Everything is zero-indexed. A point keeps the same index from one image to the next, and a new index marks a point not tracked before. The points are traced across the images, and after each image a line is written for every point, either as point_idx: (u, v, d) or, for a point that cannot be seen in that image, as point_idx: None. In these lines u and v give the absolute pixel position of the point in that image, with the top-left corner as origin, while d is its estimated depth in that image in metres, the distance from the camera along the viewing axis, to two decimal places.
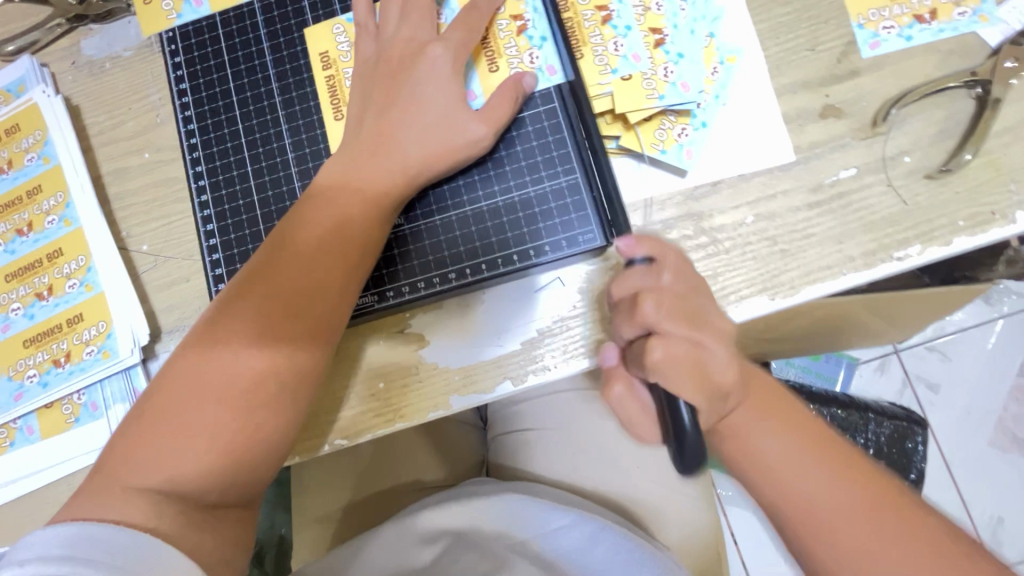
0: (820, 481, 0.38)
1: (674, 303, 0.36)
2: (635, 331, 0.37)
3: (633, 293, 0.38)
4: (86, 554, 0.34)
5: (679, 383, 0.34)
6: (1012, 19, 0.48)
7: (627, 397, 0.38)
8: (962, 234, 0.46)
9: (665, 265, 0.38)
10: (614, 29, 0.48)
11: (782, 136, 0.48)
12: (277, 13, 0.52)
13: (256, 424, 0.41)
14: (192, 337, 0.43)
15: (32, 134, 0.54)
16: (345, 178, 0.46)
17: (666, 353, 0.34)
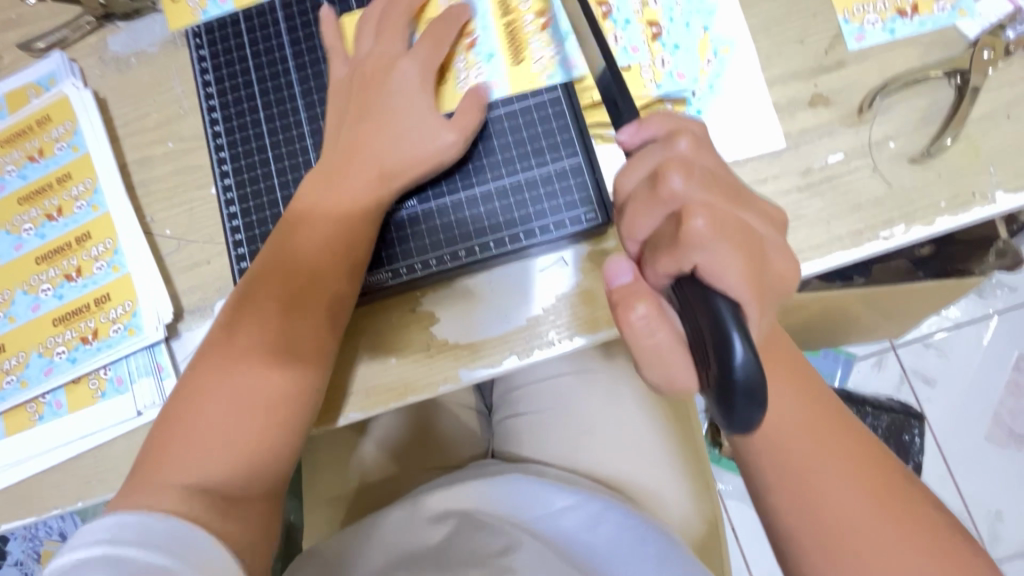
0: (823, 455, 0.40)
1: (699, 176, 0.33)
2: (657, 218, 0.34)
3: (653, 173, 0.34)
4: (124, 536, 0.37)
5: (726, 258, 0.30)
6: (989, 13, 0.51)
7: (655, 316, 0.32)
8: (944, 214, 0.49)
9: (678, 136, 0.35)
10: (613, 22, 0.51)
11: (773, 122, 0.51)
12: (296, 9, 0.55)
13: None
14: (226, 315, 0.46)
15: (62, 125, 0.57)
16: (362, 162, 0.49)
17: (710, 224, 0.31)
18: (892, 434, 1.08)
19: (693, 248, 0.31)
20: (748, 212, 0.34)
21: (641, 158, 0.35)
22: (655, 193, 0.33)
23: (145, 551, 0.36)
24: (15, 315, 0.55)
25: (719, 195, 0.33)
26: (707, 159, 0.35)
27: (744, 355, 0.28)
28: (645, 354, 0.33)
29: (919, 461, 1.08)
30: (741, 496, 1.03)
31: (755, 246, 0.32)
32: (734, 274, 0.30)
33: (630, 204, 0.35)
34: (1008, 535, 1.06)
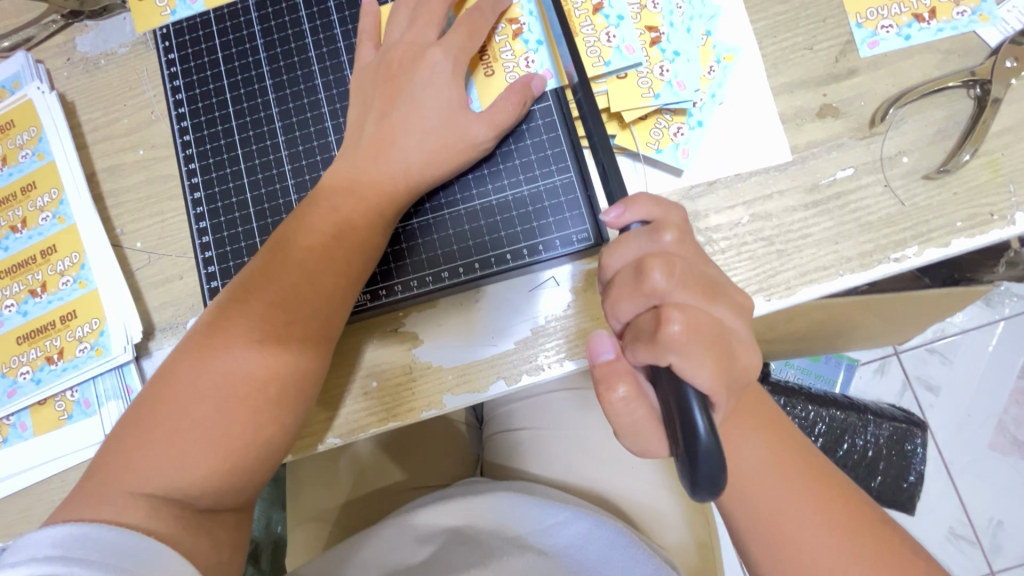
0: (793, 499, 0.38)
1: (682, 272, 0.32)
2: (636, 307, 0.32)
3: (636, 261, 0.33)
4: (80, 554, 0.33)
5: (700, 362, 0.29)
6: (1012, 18, 0.47)
7: (631, 398, 0.32)
8: (960, 235, 0.46)
9: (664, 227, 0.34)
10: (606, 19, 0.47)
11: (779, 135, 0.48)
12: (272, 10, 0.52)
13: (245, 424, 0.41)
14: (189, 338, 0.43)
15: (27, 130, 0.54)
16: (341, 178, 0.45)
17: (686, 328, 0.30)
18: (894, 443, 1.05)
19: (669, 348, 0.30)
20: (726, 309, 0.33)
21: (625, 243, 0.34)
22: (636, 287, 0.32)
23: (103, 570, 0.33)
24: None
25: (700, 291, 0.32)
26: (692, 252, 0.34)
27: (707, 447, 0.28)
28: (621, 425, 0.34)
29: (922, 470, 1.05)
30: None
31: (728, 345, 0.32)
32: (705, 379, 0.30)
33: (612, 288, 0.34)
34: (1011, 548, 1.04)
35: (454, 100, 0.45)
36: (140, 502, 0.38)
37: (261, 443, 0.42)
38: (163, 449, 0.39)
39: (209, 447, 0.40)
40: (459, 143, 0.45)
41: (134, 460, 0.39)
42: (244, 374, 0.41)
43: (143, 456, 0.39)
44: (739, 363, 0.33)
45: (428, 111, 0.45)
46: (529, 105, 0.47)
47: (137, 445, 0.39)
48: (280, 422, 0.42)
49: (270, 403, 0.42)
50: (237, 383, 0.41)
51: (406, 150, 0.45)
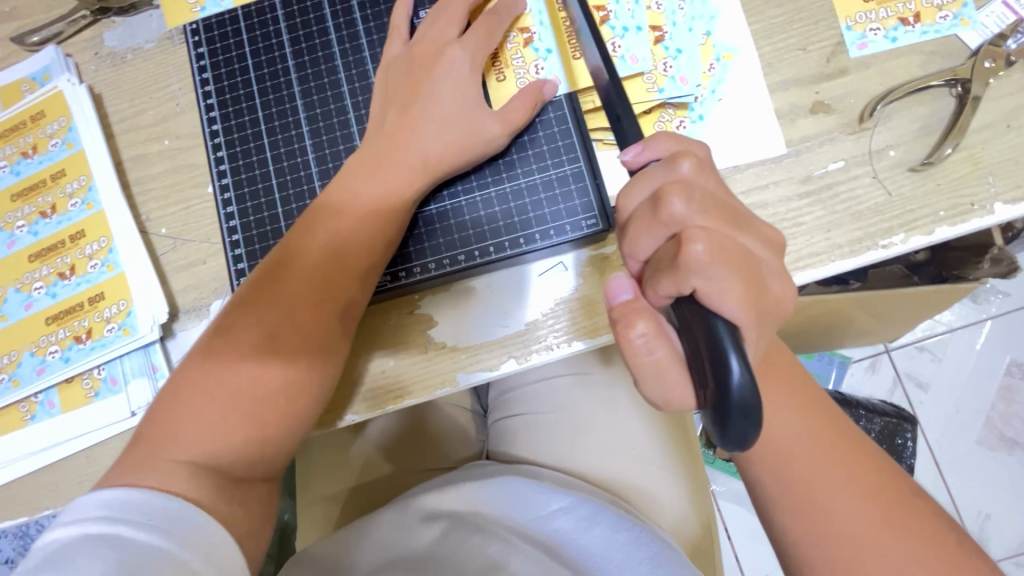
0: (816, 457, 0.41)
1: (701, 199, 0.32)
2: (656, 241, 0.34)
3: (654, 194, 0.34)
4: (127, 517, 0.36)
5: (724, 283, 0.30)
6: (990, 23, 0.51)
7: (653, 336, 0.32)
8: (943, 224, 0.49)
9: (682, 157, 0.35)
10: (612, 30, 0.50)
11: (774, 129, 0.51)
12: (297, 8, 0.54)
13: (274, 396, 0.43)
14: (221, 316, 0.45)
15: (57, 120, 0.57)
16: (365, 166, 0.48)
17: (709, 250, 0.31)
18: (885, 437, 1.07)
19: (692, 272, 0.30)
20: (749, 235, 0.34)
21: (646, 178, 0.35)
22: (654, 216, 0.33)
23: (150, 534, 0.36)
24: (7, 313, 0.54)
25: (721, 218, 0.33)
26: (711, 180, 0.35)
27: (740, 375, 0.28)
28: (644, 370, 0.33)
29: (911, 463, 1.08)
30: (734, 497, 1.04)
31: (754, 272, 0.32)
32: (732, 297, 0.30)
33: (631, 226, 0.35)
34: (998, 538, 1.07)
35: (471, 93, 0.48)
36: (177, 466, 0.40)
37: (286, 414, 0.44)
38: (196, 418, 0.41)
39: (241, 416, 0.42)
40: (475, 133, 0.48)
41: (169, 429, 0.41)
42: (275, 348, 0.43)
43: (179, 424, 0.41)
44: (768, 292, 0.34)
45: (446, 104, 0.48)
46: (542, 108, 0.50)
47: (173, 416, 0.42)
48: (305, 396, 0.45)
49: (299, 379, 0.44)
50: (266, 356, 0.43)
51: (426, 139, 0.48)
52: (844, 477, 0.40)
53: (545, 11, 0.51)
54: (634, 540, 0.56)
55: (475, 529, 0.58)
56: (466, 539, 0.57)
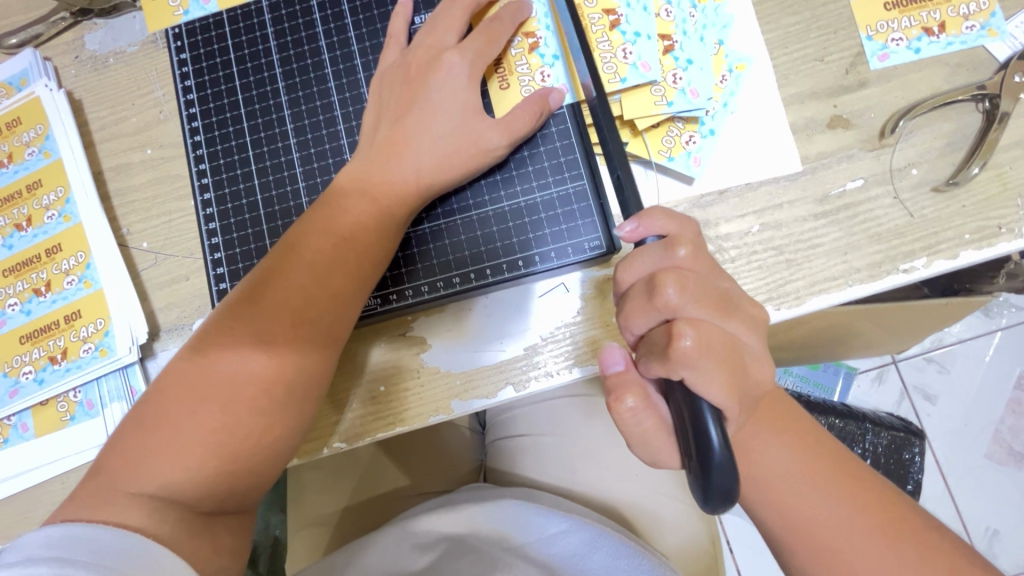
0: (823, 500, 0.38)
1: (695, 288, 0.32)
2: (649, 322, 0.33)
3: (650, 273, 0.34)
4: (74, 554, 0.33)
5: (711, 376, 0.31)
6: (1020, 34, 0.48)
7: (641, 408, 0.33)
8: (968, 247, 0.46)
9: (679, 241, 0.34)
10: (623, 35, 0.47)
11: (789, 145, 0.48)
12: (285, 12, 0.52)
13: (252, 430, 0.40)
14: (194, 340, 0.42)
15: (34, 128, 0.54)
16: (356, 182, 0.45)
17: (696, 343, 0.31)
18: (892, 451, 1.04)
19: (683, 363, 0.30)
20: (737, 321, 0.33)
21: (641, 257, 0.34)
22: (650, 302, 0.33)
23: (97, 573, 0.32)
24: None
25: (712, 306, 0.33)
26: (706, 265, 0.34)
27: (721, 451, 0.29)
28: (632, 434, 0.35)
29: (919, 479, 1.05)
30: (737, 513, 1.01)
31: (739, 359, 0.32)
32: (717, 388, 0.30)
33: (628, 301, 0.34)
34: (1006, 557, 1.04)
35: (468, 105, 0.45)
36: (148, 505, 0.37)
37: (268, 446, 0.41)
38: (166, 455, 0.38)
39: (219, 450, 0.39)
40: (472, 148, 0.45)
41: (140, 462, 0.38)
42: (256, 377, 0.41)
43: (149, 459, 0.38)
44: (751, 377, 0.33)
45: (441, 117, 0.45)
46: (546, 121, 0.47)
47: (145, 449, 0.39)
48: (286, 428, 0.42)
49: (279, 411, 0.41)
50: (246, 384, 0.41)
51: (419, 153, 0.45)
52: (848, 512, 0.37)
53: (552, 15, 0.48)
54: (637, 568, 0.53)
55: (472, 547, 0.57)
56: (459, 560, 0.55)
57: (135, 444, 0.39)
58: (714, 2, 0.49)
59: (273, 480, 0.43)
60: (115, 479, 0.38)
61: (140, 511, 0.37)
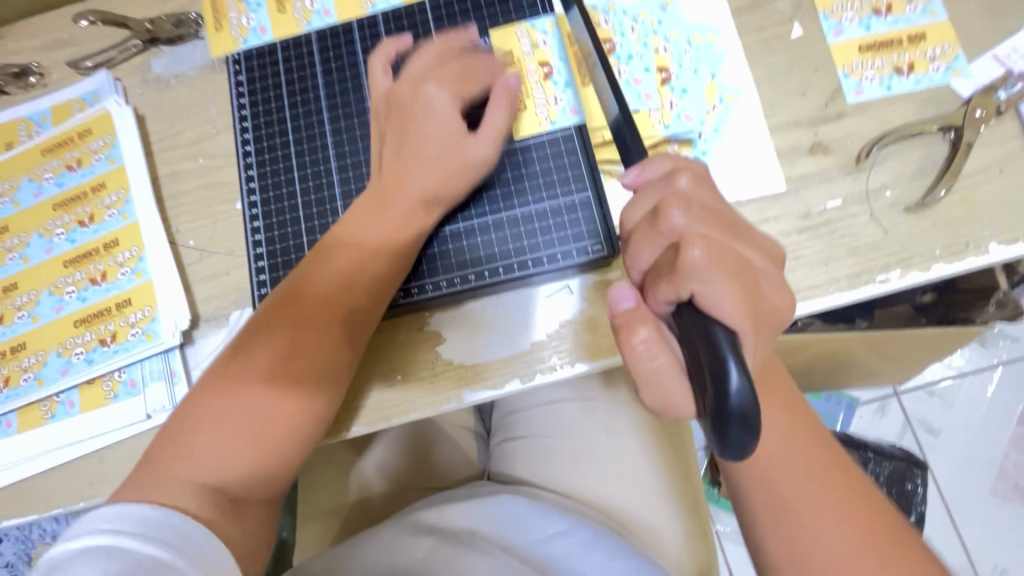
0: (805, 491, 0.41)
1: (699, 209, 0.33)
2: (657, 251, 0.33)
3: (654, 206, 0.34)
4: (131, 530, 0.38)
5: (723, 288, 0.29)
6: (982, 74, 0.54)
7: (654, 343, 0.31)
8: (939, 261, 0.50)
9: (679, 171, 0.34)
10: (619, 58, 0.55)
11: (774, 167, 0.53)
12: (331, 42, 0.59)
13: (290, 414, 0.45)
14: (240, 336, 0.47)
15: (102, 138, 0.61)
16: (372, 206, 0.50)
17: (706, 255, 0.30)
18: (894, 481, 1.06)
19: (692, 277, 0.30)
20: (746, 244, 0.33)
21: (644, 196, 0.34)
22: (654, 226, 0.33)
23: (153, 547, 0.37)
24: (38, 315, 0.57)
25: (718, 226, 0.33)
26: (709, 193, 0.34)
27: (739, 382, 0.27)
28: (645, 377, 0.31)
29: (922, 511, 1.06)
30: (738, 537, 1.02)
31: (750, 278, 0.32)
32: (729, 303, 0.29)
33: (632, 237, 0.35)
34: None
35: (454, 129, 0.50)
36: (193, 486, 0.41)
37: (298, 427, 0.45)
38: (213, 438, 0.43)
39: (252, 438, 0.44)
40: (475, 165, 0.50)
41: (192, 448, 0.43)
42: (282, 372, 0.45)
43: (196, 448, 0.43)
44: (765, 298, 0.33)
45: (430, 141, 0.50)
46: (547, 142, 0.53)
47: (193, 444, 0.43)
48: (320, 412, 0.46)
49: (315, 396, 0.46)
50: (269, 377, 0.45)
51: (421, 175, 0.50)
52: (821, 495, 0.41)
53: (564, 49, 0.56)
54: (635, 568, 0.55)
55: (467, 540, 0.57)
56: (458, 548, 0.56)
57: (185, 435, 0.44)
58: (708, 41, 0.56)
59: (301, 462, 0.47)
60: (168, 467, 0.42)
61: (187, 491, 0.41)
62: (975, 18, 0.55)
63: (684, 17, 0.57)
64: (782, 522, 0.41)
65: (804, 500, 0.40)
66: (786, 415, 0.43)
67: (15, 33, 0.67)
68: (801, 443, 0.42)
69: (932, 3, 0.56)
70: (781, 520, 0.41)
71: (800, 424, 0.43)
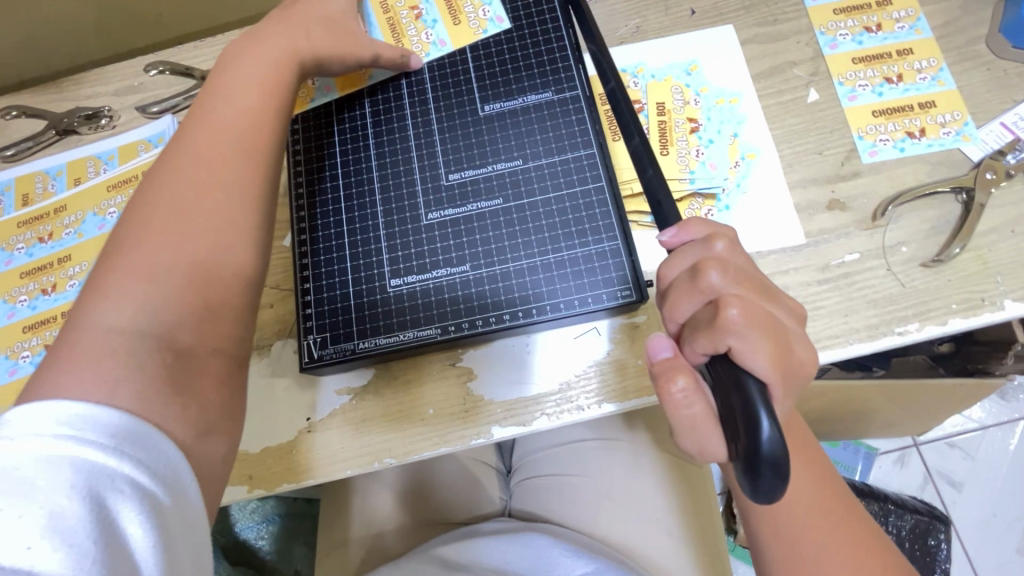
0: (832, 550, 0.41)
1: (735, 271, 0.35)
2: (695, 306, 0.35)
3: (692, 265, 0.36)
4: (132, 451, 0.32)
5: (756, 343, 0.32)
6: (990, 139, 0.57)
7: (692, 392, 0.32)
8: (956, 315, 0.52)
9: (716, 236, 0.37)
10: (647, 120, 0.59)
11: (794, 221, 0.56)
12: (379, 84, 0.61)
13: (222, 221, 0.42)
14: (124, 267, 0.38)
15: None
16: (216, 89, 0.48)
17: (742, 313, 0.32)
18: (917, 536, 1.03)
19: (728, 331, 0.32)
20: (776, 305, 0.35)
21: (681, 255, 0.37)
22: (693, 284, 0.35)
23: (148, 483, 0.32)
24: None
25: (752, 288, 0.35)
26: (743, 258, 0.37)
27: (771, 432, 0.28)
28: (681, 422, 0.33)
29: (947, 569, 1.03)
30: None
31: (781, 337, 0.34)
32: (763, 358, 0.31)
33: (671, 290, 0.37)
34: None
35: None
36: (118, 346, 0.35)
37: (249, 221, 0.43)
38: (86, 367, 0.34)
39: (183, 319, 0.39)
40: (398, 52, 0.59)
41: (105, 295, 0.37)
42: (191, 296, 0.39)
43: (105, 313, 0.36)
44: (792, 356, 0.34)
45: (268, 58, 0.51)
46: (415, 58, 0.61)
47: (148, 238, 0.40)
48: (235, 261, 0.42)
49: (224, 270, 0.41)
50: (223, 223, 0.42)
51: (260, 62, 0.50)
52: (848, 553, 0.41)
53: None
54: None
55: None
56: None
57: (107, 269, 0.38)
58: (730, 103, 0.60)
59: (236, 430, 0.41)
60: (84, 323, 0.36)
61: (124, 364, 0.35)
62: (983, 88, 0.59)
63: (709, 81, 0.61)
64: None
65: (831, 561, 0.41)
66: (809, 472, 0.44)
67: (90, 79, 0.73)
68: (819, 496, 0.43)
69: (942, 73, 0.60)
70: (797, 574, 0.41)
71: (821, 477, 0.44)
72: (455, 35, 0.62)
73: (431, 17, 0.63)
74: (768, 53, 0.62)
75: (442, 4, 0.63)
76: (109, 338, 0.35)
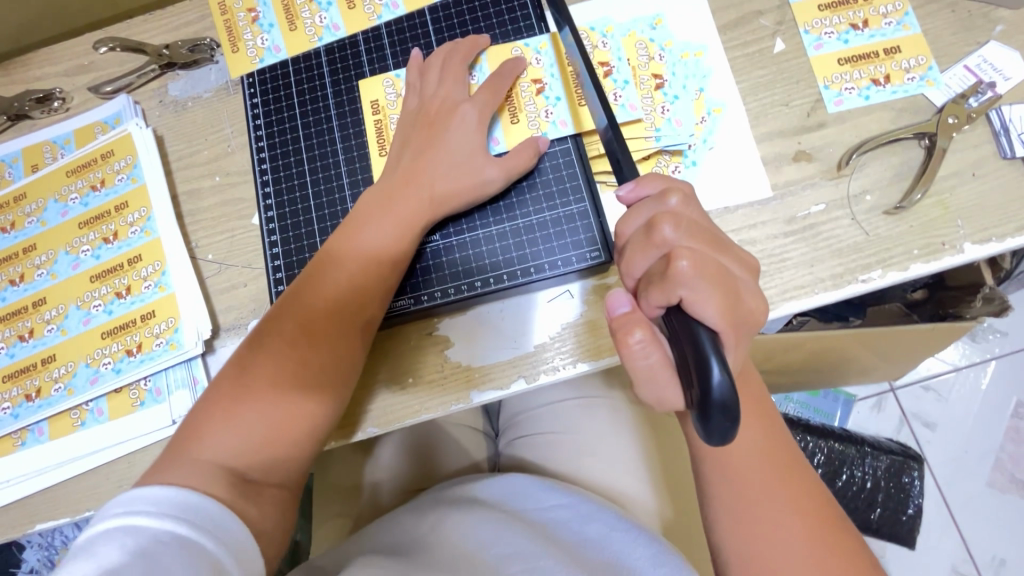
0: (764, 489, 0.43)
1: (689, 225, 0.35)
2: (649, 262, 0.36)
3: (647, 220, 0.37)
4: (168, 511, 0.40)
5: (707, 293, 0.32)
6: (955, 83, 0.57)
7: (648, 344, 0.33)
8: (917, 261, 0.53)
9: (670, 191, 0.37)
10: (614, 82, 0.58)
11: (760, 175, 0.56)
12: (340, 65, 0.63)
13: (291, 411, 0.47)
14: (229, 380, 0.48)
15: (124, 158, 0.64)
16: (379, 208, 0.54)
17: (693, 264, 0.33)
18: (891, 475, 1.08)
19: (679, 283, 0.33)
20: (729, 257, 0.36)
21: (636, 210, 0.38)
22: (648, 239, 0.36)
23: (182, 528, 0.40)
24: (67, 328, 0.61)
25: (706, 241, 0.35)
26: (697, 212, 0.37)
27: (720, 376, 0.29)
28: (639, 374, 0.34)
29: (919, 503, 1.08)
30: None
31: (733, 287, 0.34)
32: (713, 308, 0.32)
33: (627, 248, 0.38)
34: None
35: (475, 151, 0.54)
36: (218, 476, 0.44)
37: (321, 410, 0.49)
38: (224, 432, 0.46)
39: (264, 440, 0.47)
40: (478, 186, 0.54)
41: (241, 406, 0.47)
42: (276, 422, 0.47)
43: (223, 427, 0.46)
44: (744, 306, 0.35)
45: (441, 165, 0.54)
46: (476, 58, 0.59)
47: (270, 350, 0.49)
48: (320, 405, 0.49)
49: (318, 394, 0.49)
50: (289, 421, 0.47)
51: (373, 243, 0.52)
52: (778, 493, 0.43)
53: None
54: (630, 538, 0.54)
55: (458, 508, 0.58)
56: (452, 515, 0.56)
57: (241, 386, 0.47)
58: (696, 57, 0.59)
59: (288, 462, 0.48)
60: (196, 447, 0.45)
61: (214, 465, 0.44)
62: (948, 31, 0.59)
63: (674, 34, 0.60)
64: (732, 511, 0.44)
65: (763, 499, 0.43)
66: (757, 421, 0.46)
67: (37, 60, 0.70)
68: (761, 441, 0.45)
69: (908, 17, 0.59)
70: (726, 504, 0.44)
71: (766, 425, 0.46)
72: (511, 136, 0.57)
73: (555, 94, 0.58)
74: (734, 3, 0.61)
75: (568, 80, 0.58)
76: (201, 468, 0.44)
